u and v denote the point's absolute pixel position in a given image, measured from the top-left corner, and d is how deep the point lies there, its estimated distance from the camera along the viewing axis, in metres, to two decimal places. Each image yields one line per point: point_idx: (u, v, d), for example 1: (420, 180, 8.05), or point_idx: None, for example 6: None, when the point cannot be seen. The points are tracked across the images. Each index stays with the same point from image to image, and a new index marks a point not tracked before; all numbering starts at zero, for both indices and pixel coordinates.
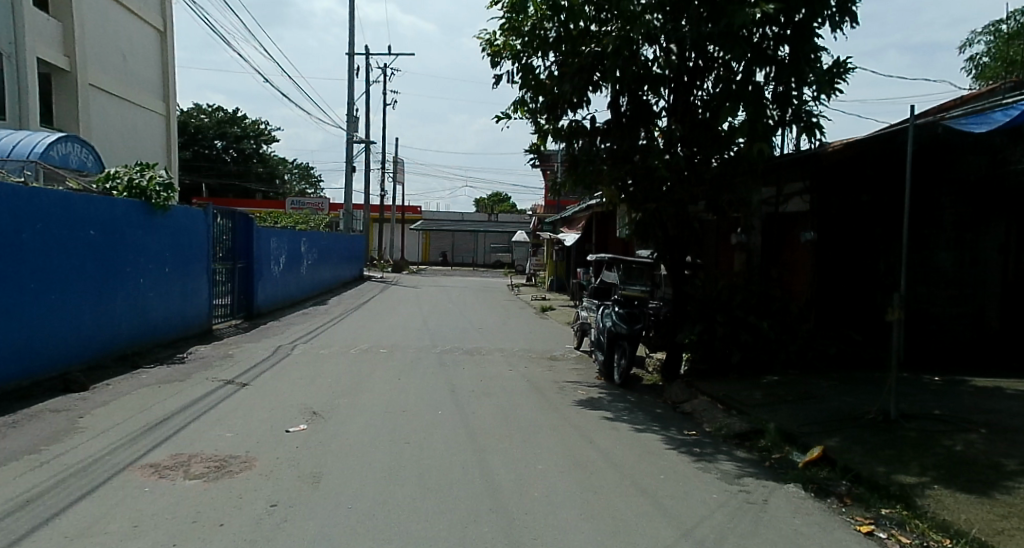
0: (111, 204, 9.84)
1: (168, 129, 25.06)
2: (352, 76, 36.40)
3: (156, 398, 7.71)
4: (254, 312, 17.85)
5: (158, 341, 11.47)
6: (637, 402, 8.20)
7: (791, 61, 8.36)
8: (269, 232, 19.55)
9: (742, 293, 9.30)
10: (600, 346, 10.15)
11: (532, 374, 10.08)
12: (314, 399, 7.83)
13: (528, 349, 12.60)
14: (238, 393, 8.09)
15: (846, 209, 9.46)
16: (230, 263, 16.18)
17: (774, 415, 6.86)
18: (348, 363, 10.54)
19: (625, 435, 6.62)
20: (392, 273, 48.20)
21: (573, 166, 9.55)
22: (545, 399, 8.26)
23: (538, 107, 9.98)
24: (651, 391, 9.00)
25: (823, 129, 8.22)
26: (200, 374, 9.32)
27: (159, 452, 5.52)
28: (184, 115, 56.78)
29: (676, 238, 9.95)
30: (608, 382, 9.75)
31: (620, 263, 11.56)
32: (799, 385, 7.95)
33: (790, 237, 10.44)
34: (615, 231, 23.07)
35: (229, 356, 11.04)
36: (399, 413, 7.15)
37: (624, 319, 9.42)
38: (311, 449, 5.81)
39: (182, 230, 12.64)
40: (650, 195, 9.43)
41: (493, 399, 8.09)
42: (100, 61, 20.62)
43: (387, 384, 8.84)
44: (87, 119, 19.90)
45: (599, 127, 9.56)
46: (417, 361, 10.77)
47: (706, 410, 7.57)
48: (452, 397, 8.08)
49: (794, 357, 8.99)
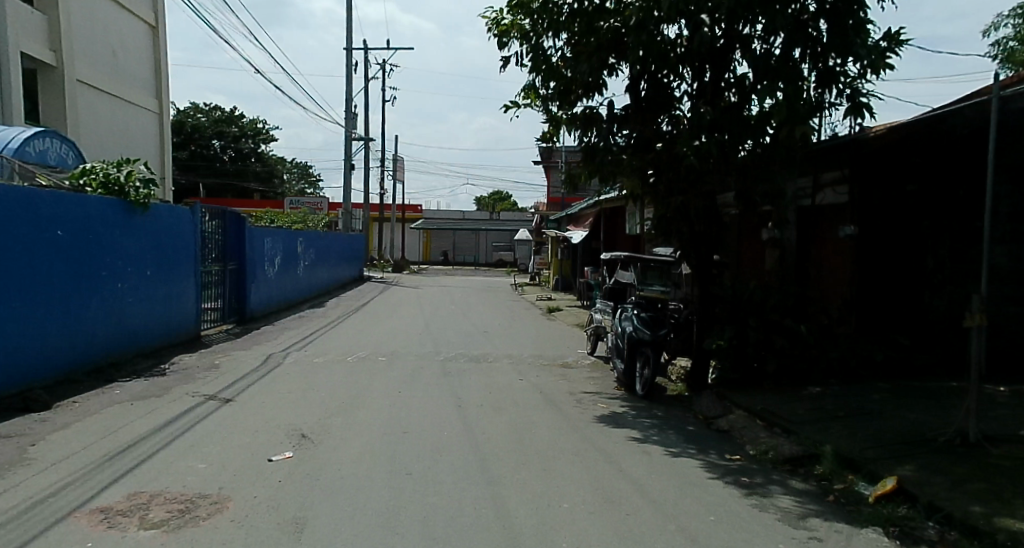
0: (85, 202, 9.04)
1: (162, 126, 24.21)
2: (351, 72, 35.70)
3: (128, 418, 6.87)
4: (248, 315, 17.08)
5: (139, 351, 10.60)
6: (666, 418, 7.33)
7: (835, 35, 7.47)
8: (263, 232, 18.73)
9: (776, 295, 8.37)
10: (619, 353, 9.28)
11: (545, 384, 9.21)
12: (305, 419, 6.97)
13: (539, 355, 11.74)
14: (220, 412, 7.26)
15: (890, 200, 8.76)
16: (222, 265, 15.37)
17: (829, 435, 5.99)
18: (345, 374, 9.69)
19: (659, 461, 5.75)
20: (393, 273, 47.41)
21: (589, 157, 8.84)
22: (563, 415, 7.39)
23: (549, 93, 9.21)
24: (678, 404, 8.13)
25: (872, 109, 7.35)
26: (179, 388, 8.47)
27: (115, 492, 4.68)
28: (181, 114, 56.15)
29: (703, 234, 8.95)
30: (629, 393, 8.88)
31: (636, 262, 10.63)
32: (848, 398, 7.06)
33: (824, 232, 9.59)
34: (624, 229, 22.15)
35: (215, 366, 10.17)
36: (400, 437, 6.30)
37: (646, 324, 8.56)
38: (297, 485, 4.96)
39: (166, 229, 11.78)
40: (675, 186, 8.67)
41: (505, 416, 7.23)
42: (89, 56, 19.78)
43: (386, 399, 7.99)
44: (75, 116, 19.06)
45: (618, 114, 8.77)
46: (420, 372, 9.91)
47: (747, 428, 6.69)
48: (460, 414, 7.23)
49: (836, 365, 8.13)
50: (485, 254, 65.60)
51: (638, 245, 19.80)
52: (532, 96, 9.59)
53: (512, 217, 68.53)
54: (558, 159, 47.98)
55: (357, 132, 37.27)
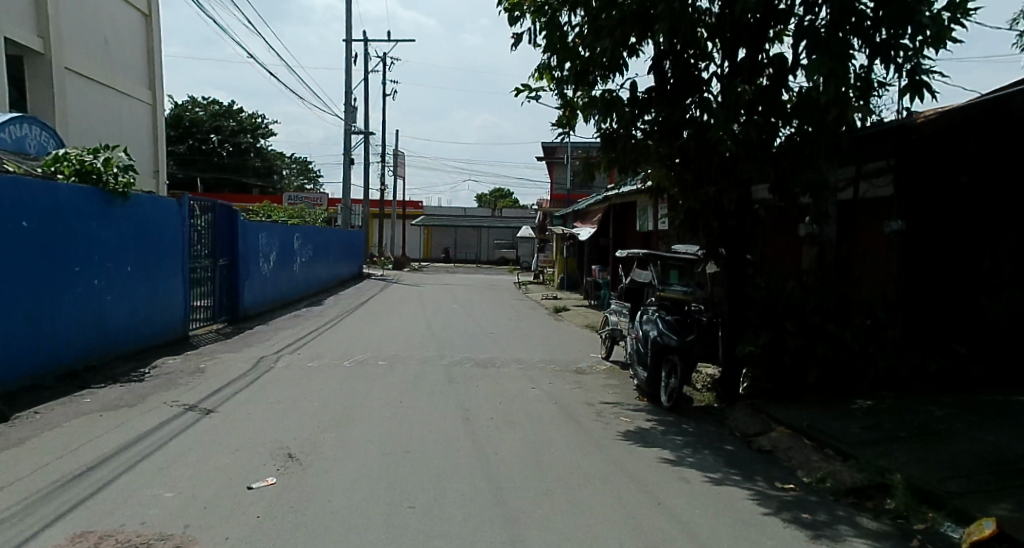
0: (55, 189, 8.24)
1: (156, 119, 23.38)
2: (350, 64, 34.92)
3: (92, 433, 6.05)
4: (241, 314, 16.27)
5: (118, 353, 9.78)
6: (699, 435, 6.50)
7: (893, 3, 6.61)
8: (257, 227, 17.90)
9: (817, 297, 7.56)
10: (640, 360, 8.47)
11: (559, 393, 8.38)
12: (292, 435, 6.16)
13: (550, 359, 10.93)
14: (198, 426, 6.44)
15: (940, 194, 8.00)
16: (212, 261, 14.54)
17: (896, 460, 5.17)
18: (340, 381, 8.85)
19: (701, 491, 4.93)
20: (393, 271, 46.65)
21: (610, 144, 8.10)
22: (583, 432, 6.56)
23: (565, 74, 8.44)
24: (710, 417, 7.31)
25: (933, 88, 6.49)
26: (156, 396, 7.65)
27: (56, 532, 3.89)
28: (178, 108, 55.14)
29: (734, 229, 8.12)
30: (653, 404, 8.10)
31: (656, 260, 9.80)
32: (906, 414, 6.25)
33: (864, 228, 8.80)
34: (634, 226, 21.33)
35: (200, 371, 9.35)
36: (401, 460, 5.49)
37: (673, 329, 7.80)
38: (280, 521, 4.16)
39: (149, 222, 10.98)
40: (706, 176, 7.84)
41: (519, 433, 6.40)
42: (78, 43, 18.97)
43: (385, 411, 7.17)
44: (64, 105, 18.25)
45: (640, 97, 8.02)
46: (423, 379, 9.08)
47: (794, 449, 5.87)
48: (468, 430, 6.41)
49: (884, 376, 7.36)
50: (486, 251, 64.85)
51: (648, 244, 19.00)
52: (546, 77, 8.81)
53: (514, 214, 67.83)
54: (561, 155, 47.59)
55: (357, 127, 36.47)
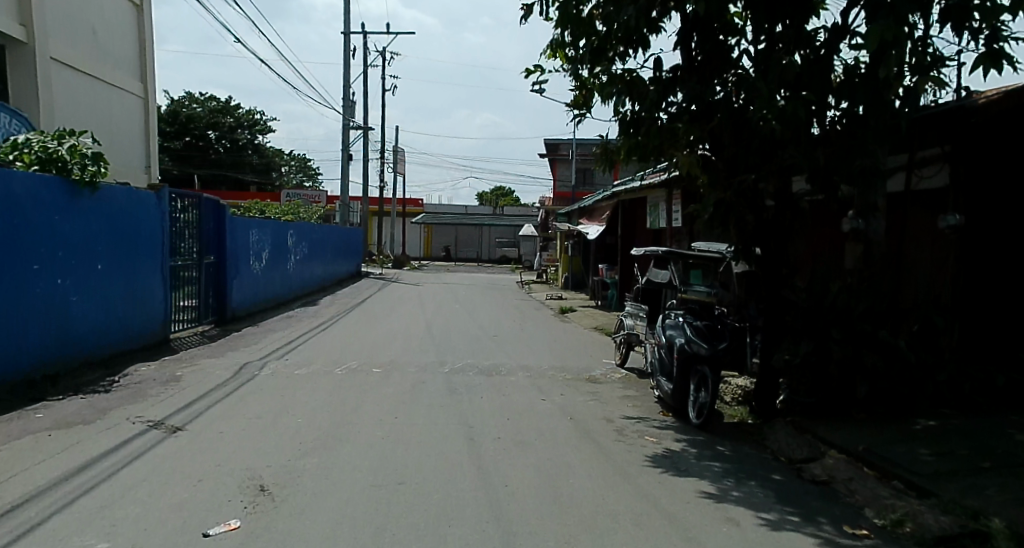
0: (9, 180, 7.30)
1: (147, 113, 22.42)
2: (349, 58, 34.10)
3: (34, 458, 5.18)
4: (229, 315, 15.40)
5: (86, 358, 8.91)
6: (739, 459, 5.63)
7: None
8: (247, 222, 17.03)
9: (865, 300, 6.67)
10: (664, 370, 7.58)
11: (573, 408, 7.50)
12: (268, 461, 5.27)
13: (560, 367, 10.05)
14: (160, 448, 5.55)
15: (1001, 184, 7.09)
16: (197, 258, 13.65)
17: (987, 501, 4.29)
18: (330, 392, 7.97)
19: (757, 538, 4.05)
20: (393, 269, 45.88)
21: (632, 129, 7.21)
22: (605, 456, 5.68)
23: (581, 52, 7.58)
24: (747, 437, 6.43)
25: (1014, 59, 5.43)
26: (119, 411, 6.75)
27: None
28: (175, 103, 54.22)
29: (770, 224, 7.23)
30: (680, 420, 7.22)
31: (676, 258, 8.94)
32: (983, 440, 5.36)
33: (910, 223, 7.90)
34: (644, 223, 20.43)
35: (176, 379, 8.47)
36: (392, 496, 4.59)
37: (702, 336, 6.92)
38: None
39: (122, 216, 10.07)
40: (740, 164, 6.94)
41: (531, 459, 5.51)
42: (65, 32, 18.05)
43: (376, 429, 6.28)
44: (49, 98, 17.33)
45: (665, 76, 7.13)
46: (423, 390, 8.19)
47: (856, 481, 4.98)
48: (472, 456, 5.54)
49: (943, 390, 6.46)
50: (487, 250, 64.15)
51: (659, 241, 18.13)
52: (558, 55, 7.94)
53: (516, 212, 66.98)
54: (565, 152, 47.37)
55: (356, 122, 35.61)
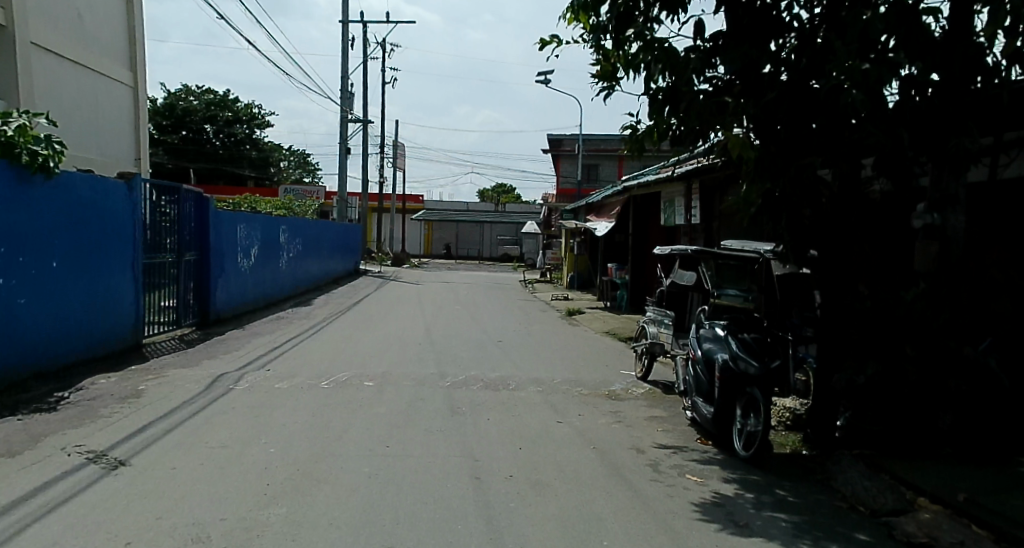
0: None
1: (137, 103, 21.22)
2: (348, 48, 33.11)
3: None
4: (212, 316, 14.31)
5: (34, 368, 7.79)
6: (807, 509, 4.53)
7: None
8: (235, 216, 15.95)
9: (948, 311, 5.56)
10: (702, 390, 6.48)
11: (595, 434, 6.40)
12: (220, 514, 4.15)
13: (575, 380, 8.96)
14: (87, 492, 4.43)
15: None
16: (178, 255, 12.54)
17: None
18: (312, 412, 6.89)
19: None
20: (391, 266, 44.81)
21: (667, 107, 6.04)
22: (642, 505, 4.57)
23: (605, 18, 6.42)
24: (809, 476, 5.33)
25: None
26: (57, 438, 5.64)
27: None
28: (171, 96, 53.16)
29: (829, 218, 6.12)
30: (723, 450, 6.12)
31: (709, 258, 7.85)
32: None
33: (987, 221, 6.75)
34: (657, 220, 19.38)
35: (135, 395, 7.37)
36: None
37: (750, 351, 5.84)
38: None
39: (85, 208, 8.97)
40: (797, 148, 5.81)
41: (551, 509, 4.40)
42: (47, 13, 16.91)
43: (359, 465, 5.18)
44: (29, 84, 16.18)
45: (705, 44, 5.96)
46: (419, 410, 7.11)
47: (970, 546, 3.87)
48: (476, 504, 4.44)
49: None
50: (489, 248, 63.17)
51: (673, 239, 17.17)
52: (580, 19, 6.81)
53: (517, 209, 66.05)
54: (569, 148, 46.64)
55: (356, 115, 34.56)
